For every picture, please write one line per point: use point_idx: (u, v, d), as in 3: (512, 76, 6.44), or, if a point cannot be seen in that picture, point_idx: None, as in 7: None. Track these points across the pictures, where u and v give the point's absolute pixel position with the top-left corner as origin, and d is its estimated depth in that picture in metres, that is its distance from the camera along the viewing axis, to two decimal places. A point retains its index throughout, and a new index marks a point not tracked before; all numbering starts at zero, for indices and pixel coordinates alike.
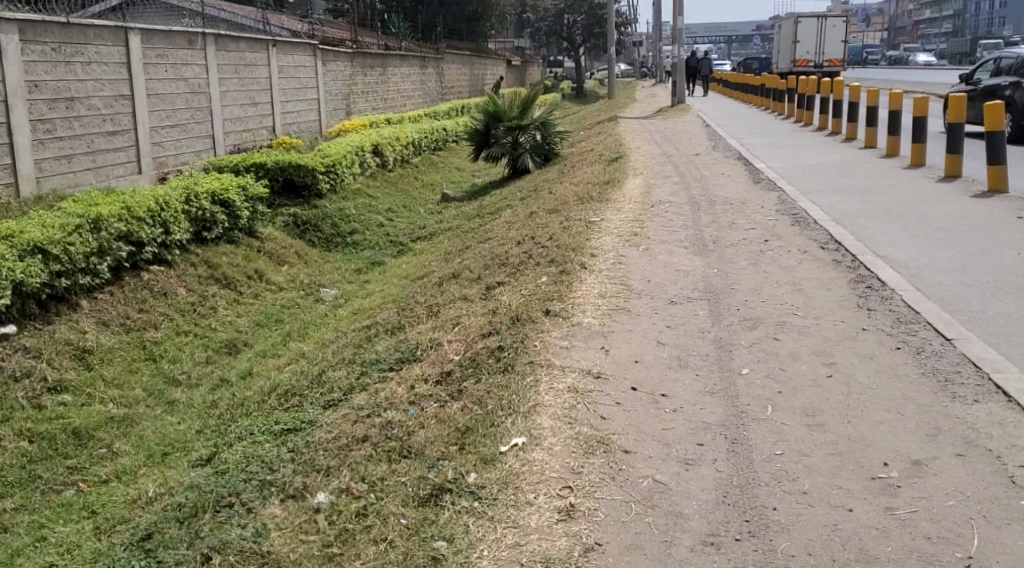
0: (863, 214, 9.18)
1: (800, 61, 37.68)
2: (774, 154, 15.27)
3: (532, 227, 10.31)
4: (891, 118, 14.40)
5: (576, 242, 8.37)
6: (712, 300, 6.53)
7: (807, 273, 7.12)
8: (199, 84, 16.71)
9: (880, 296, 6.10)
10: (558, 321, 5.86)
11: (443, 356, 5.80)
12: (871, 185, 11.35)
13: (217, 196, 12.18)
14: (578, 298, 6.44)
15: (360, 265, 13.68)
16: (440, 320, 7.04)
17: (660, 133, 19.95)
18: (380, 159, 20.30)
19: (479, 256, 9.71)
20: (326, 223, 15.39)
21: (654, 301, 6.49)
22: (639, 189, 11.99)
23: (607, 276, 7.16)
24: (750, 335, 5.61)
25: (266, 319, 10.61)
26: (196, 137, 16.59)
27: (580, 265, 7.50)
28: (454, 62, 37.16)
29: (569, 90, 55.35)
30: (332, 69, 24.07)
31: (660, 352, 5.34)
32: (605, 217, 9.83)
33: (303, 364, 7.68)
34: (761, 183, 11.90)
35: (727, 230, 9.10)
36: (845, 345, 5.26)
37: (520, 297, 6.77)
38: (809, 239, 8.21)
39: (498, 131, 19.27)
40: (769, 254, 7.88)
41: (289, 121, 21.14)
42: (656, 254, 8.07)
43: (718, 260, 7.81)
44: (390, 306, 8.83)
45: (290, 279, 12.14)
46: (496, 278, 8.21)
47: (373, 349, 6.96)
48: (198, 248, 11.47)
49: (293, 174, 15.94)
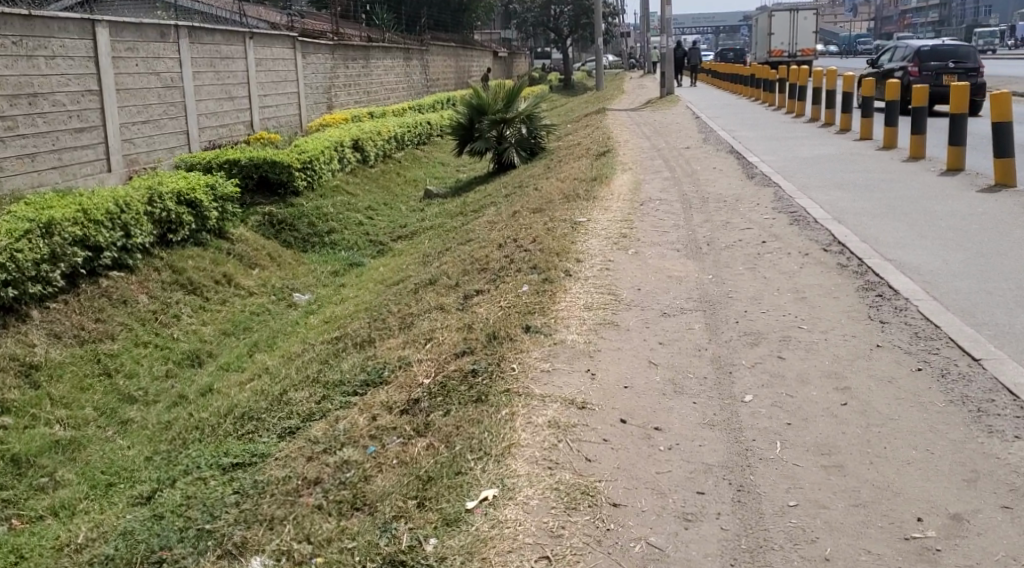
0: (865, 212, 8.65)
1: (774, 51, 38.34)
2: (767, 147, 14.74)
3: (515, 228, 9.73)
4: (889, 110, 13.87)
5: (561, 246, 7.79)
6: (708, 311, 5.97)
7: (811, 278, 6.57)
8: (172, 79, 16.03)
9: (894, 307, 5.56)
10: (539, 339, 5.28)
11: (412, 379, 5.22)
12: (871, 179, 10.82)
13: (183, 196, 11.56)
14: (561, 310, 5.87)
15: (337, 267, 13.12)
16: (413, 335, 6.47)
17: (649, 125, 19.38)
18: (361, 154, 19.68)
19: (459, 260, 9.14)
20: (302, 223, 14.80)
21: (645, 313, 5.92)
22: (628, 186, 11.43)
23: (594, 285, 6.59)
24: (752, 353, 5.05)
25: (233, 328, 10.03)
26: (170, 134, 15.92)
27: (565, 272, 6.93)
28: (439, 54, 36.49)
29: (556, 82, 54.72)
30: (313, 61, 23.40)
31: (653, 376, 4.78)
32: (592, 217, 9.27)
33: (265, 381, 7.09)
34: (755, 178, 11.34)
35: (722, 230, 8.55)
36: (859, 366, 4.71)
37: (498, 309, 6.20)
38: (811, 240, 7.67)
39: (482, 124, 18.71)
40: (768, 258, 7.32)
41: (267, 116, 20.49)
42: (646, 258, 7.50)
43: (713, 265, 7.25)
44: (363, 315, 8.24)
45: (261, 284, 11.56)
46: (474, 285, 7.64)
47: (339, 367, 6.37)
48: (162, 252, 10.85)
49: (268, 171, 15.35)
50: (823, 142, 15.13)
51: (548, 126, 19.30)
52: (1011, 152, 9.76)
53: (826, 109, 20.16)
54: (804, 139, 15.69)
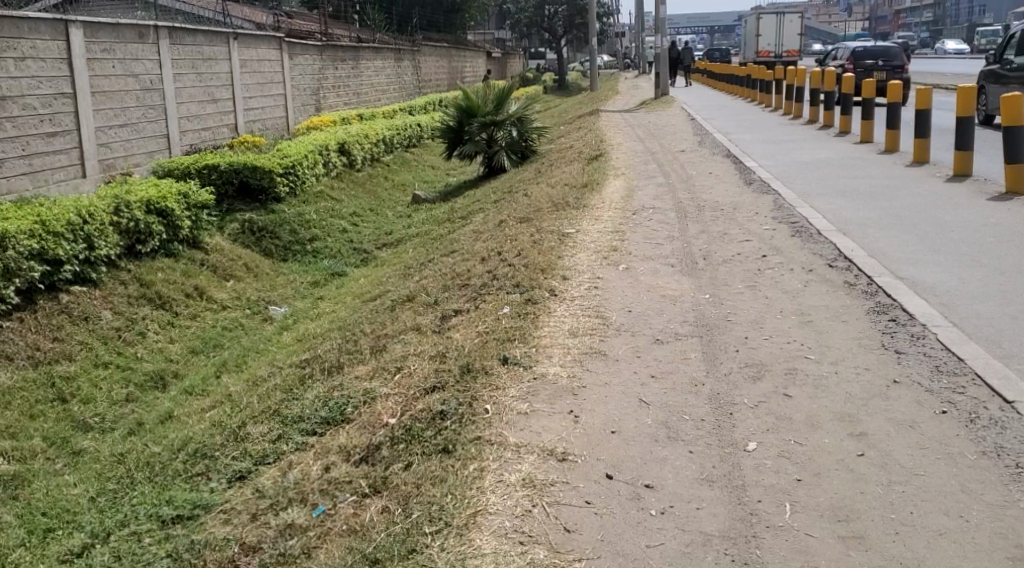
0: (871, 221, 8.13)
1: (761, 52, 38.53)
2: (766, 150, 14.23)
3: (501, 239, 9.20)
4: (890, 112, 13.37)
5: (546, 261, 7.26)
6: (705, 337, 5.44)
7: (816, 298, 6.05)
8: (151, 80, 15.47)
9: (910, 334, 5.04)
10: (518, 373, 4.74)
11: (375, 418, 4.69)
12: (875, 185, 10.30)
13: (152, 204, 11.01)
14: (543, 338, 5.33)
15: (317, 277, 12.59)
16: (382, 362, 5.94)
17: (643, 127, 18.86)
18: (348, 158, 19.13)
19: (439, 275, 8.62)
20: (284, 230, 14.30)
21: (636, 340, 5.40)
22: (620, 193, 10.90)
23: (580, 307, 6.06)
24: (755, 390, 4.52)
25: (202, 345, 9.50)
26: (149, 137, 15.35)
27: (550, 292, 6.41)
28: (431, 54, 35.96)
29: (550, 83, 54.15)
30: (300, 63, 22.82)
31: (644, 418, 4.25)
32: (581, 227, 8.76)
33: (226, 410, 6.55)
34: (753, 185, 10.83)
35: (719, 242, 8.03)
36: (875, 406, 4.19)
37: (475, 336, 5.66)
38: (815, 255, 7.14)
39: (471, 127, 18.18)
40: (768, 275, 6.80)
41: (253, 118, 19.92)
42: (638, 274, 6.98)
43: (710, 282, 6.72)
44: (335, 335, 7.71)
45: (235, 297, 11.02)
46: (454, 304, 7.11)
47: (303, 398, 5.84)
48: (130, 264, 10.30)
49: (249, 177, 14.83)
50: (822, 145, 14.65)
51: (539, 128, 18.75)
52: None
53: (825, 112, 19.68)
54: (802, 142, 15.19)
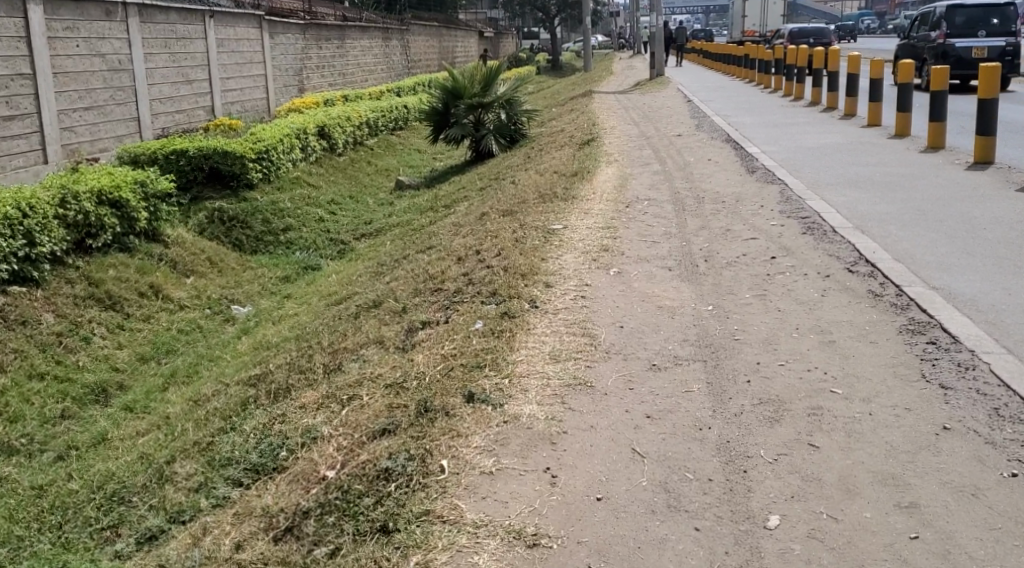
0: (889, 217, 7.30)
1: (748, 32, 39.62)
2: (768, 135, 13.38)
3: (482, 235, 8.38)
4: (900, 94, 12.50)
5: (528, 264, 6.44)
6: (709, 362, 4.61)
7: (838, 311, 5.22)
8: (121, 61, 14.50)
9: (956, 364, 4.23)
10: (485, 415, 3.90)
11: (311, 468, 3.87)
12: (889, 174, 9.48)
13: (105, 195, 10.14)
14: (519, 365, 4.50)
15: (289, 271, 11.77)
16: (333, 386, 5.11)
17: (637, 109, 17.99)
18: (328, 142, 18.25)
19: (412, 275, 7.78)
20: (256, 220, 13.47)
21: (627, 367, 4.57)
22: (613, 183, 10.06)
23: (564, 322, 5.23)
24: (772, 438, 3.70)
25: (153, 351, 8.67)
26: (117, 121, 14.40)
27: (530, 303, 5.59)
28: (421, 34, 34.88)
29: (543, 63, 53.05)
30: (282, 42, 21.81)
31: (638, 476, 3.43)
32: (569, 223, 7.94)
33: (159, 438, 5.72)
34: (756, 174, 10.00)
35: (722, 241, 7.20)
36: (923, 467, 3.40)
37: (440, 358, 4.82)
38: (830, 257, 6.31)
39: (458, 109, 17.28)
40: (777, 281, 5.97)
41: (231, 100, 18.96)
42: (631, 280, 6.17)
43: (713, 289, 5.89)
44: (291, 345, 6.89)
45: (194, 295, 10.20)
46: (423, 313, 6.29)
47: (239, 430, 5.01)
48: (78, 260, 9.45)
49: (219, 162, 13.97)
50: (828, 128, 13.82)
51: (529, 111, 17.86)
52: None
53: (827, 94, 18.89)
54: (804, 126, 14.36)
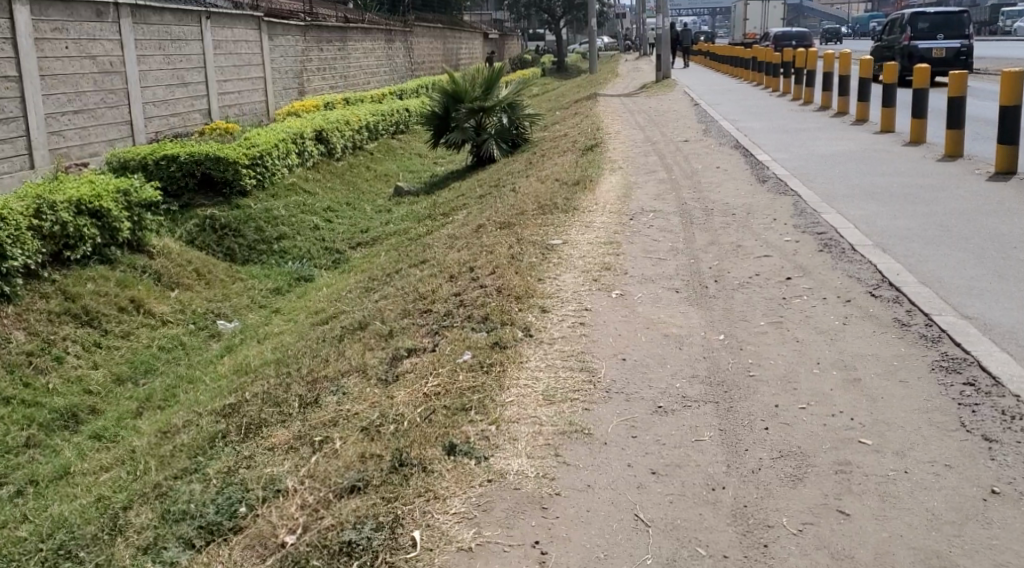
0: (911, 233, 6.82)
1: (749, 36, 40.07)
2: (779, 141, 12.90)
3: (477, 249, 7.90)
4: (916, 99, 12.02)
5: (523, 285, 5.99)
6: (721, 404, 4.13)
7: (863, 344, 4.73)
8: (113, 63, 14.05)
9: (999, 412, 3.75)
10: (468, 472, 3.44)
11: (270, 528, 3.42)
12: (908, 184, 8.99)
13: (84, 204, 9.73)
14: (508, 408, 4.02)
15: (280, 282, 11.33)
16: (307, 424, 4.67)
17: (643, 113, 17.52)
18: (326, 146, 17.81)
19: (403, 293, 7.30)
20: (248, 229, 13.05)
21: (629, 409, 4.09)
22: (616, 193, 9.59)
23: (559, 354, 4.76)
24: (794, 503, 3.24)
25: (130, 373, 8.24)
26: (109, 124, 13.94)
27: (524, 332, 5.11)
28: (425, 35, 34.44)
29: (548, 65, 52.48)
30: (282, 44, 21.37)
31: (641, 555, 2.98)
32: (569, 238, 7.48)
33: (120, 479, 5.27)
34: (767, 184, 9.53)
35: (732, 259, 6.73)
36: (973, 542, 2.95)
37: (423, 395, 4.36)
38: (850, 280, 5.83)
39: (459, 113, 16.78)
40: (793, 306, 5.50)
41: (229, 103, 18.50)
42: (634, 304, 5.70)
43: (724, 316, 5.42)
44: (271, 371, 6.43)
45: (178, 310, 9.76)
46: (409, 338, 5.82)
47: (201, 475, 4.56)
48: (54, 273, 9.03)
49: (211, 168, 13.56)
50: (840, 134, 13.33)
51: (532, 115, 17.38)
52: None
53: (838, 98, 18.41)
54: (815, 132, 13.88)
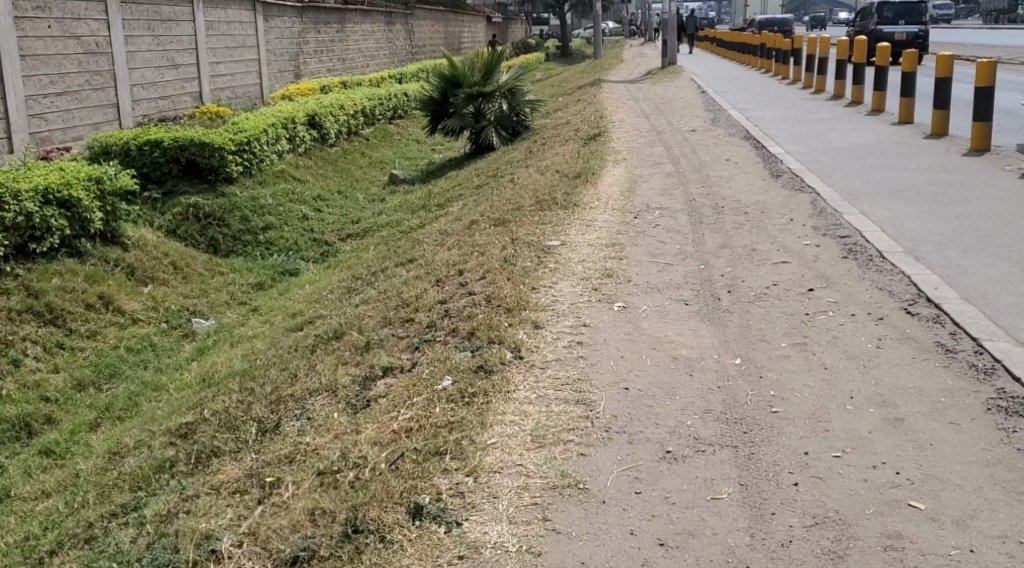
0: (945, 238, 6.19)
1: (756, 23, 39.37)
2: (792, 132, 12.26)
3: (468, 249, 7.28)
4: (939, 89, 11.33)
5: (515, 296, 5.37)
6: (740, 450, 3.51)
7: (903, 375, 4.11)
8: (99, 43, 13.33)
9: None
10: (438, 549, 2.85)
11: None
12: (934, 181, 8.35)
13: (53, 193, 9.06)
14: (490, 453, 3.42)
15: (262, 277, 10.71)
16: (261, 460, 4.06)
17: (649, 101, 16.85)
18: (320, 132, 17.15)
19: (386, 297, 6.68)
20: (233, 218, 12.43)
21: (632, 455, 3.48)
22: (619, 187, 8.98)
23: (552, 382, 4.14)
24: None
25: (94, 377, 7.65)
26: (94, 107, 13.24)
27: (514, 352, 4.50)
28: (426, 18, 33.60)
29: (551, 51, 51.59)
30: (277, 25, 20.64)
31: None
32: (567, 238, 6.86)
33: (56, 513, 4.69)
34: (782, 179, 8.89)
35: (745, 266, 6.11)
36: None
37: (392, 431, 3.75)
38: (881, 293, 5.22)
39: (457, 99, 16.11)
40: (817, 324, 4.88)
41: (221, 86, 17.79)
42: (638, 319, 5.09)
43: (739, 335, 4.80)
44: (236, 384, 5.83)
45: (150, 307, 9.15)
46: (386, 354, 5.21)
47: (139, 520, 3.97)
48: (17, 269, 8.40)
49: (196, 154, 12.90)
50: (856, 125, 12.68)
51: (532, 101, 16.72)
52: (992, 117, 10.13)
53: (849, 86, 17.78)
54: (829, 122, 13.23)
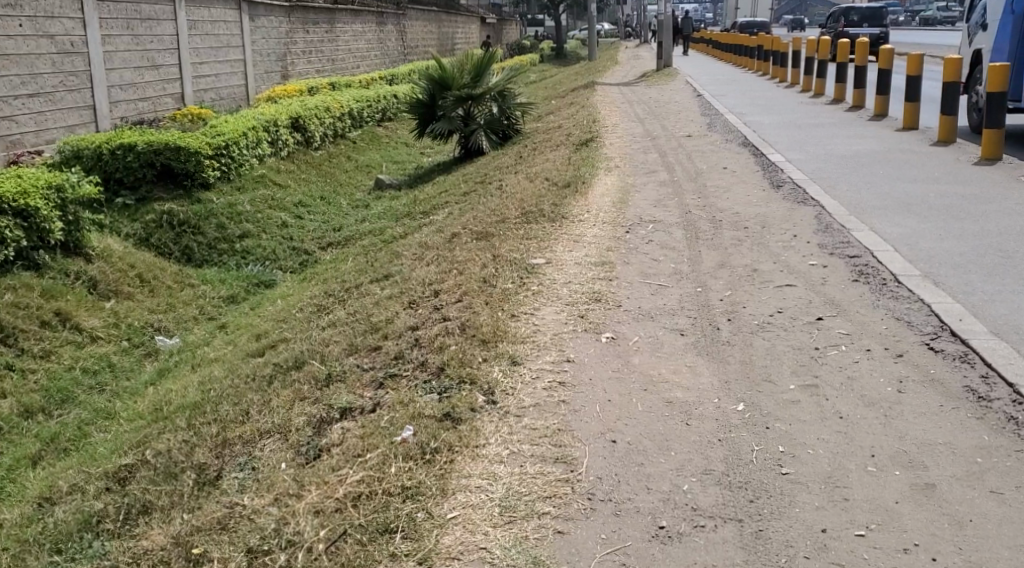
0: (964, 260, 5.69)
1: None
2: (792, 139, 11.73)
3: (447, 266, 6.74)
4: (946, 94, 10.82)
5: (492, 325, 4.83)
6: (745, 524, 3.02)
7: (932, 427, 3.61)
8: (74, 43, 12.58)
9: None
10: None
11: None
12: (946, 194, 7.84)
13: (8, 203, 8.48)
14: (448, 533, 2.96)
15: (235, 289, 10.15)
16: (191, 524, 3.53)
17: (643, 104, 16.33)
18: (304, 135, 16.56)
19: (355, 319, 6.13)
20: (209, 227, 11.86)
21: (619, 530, 3.00)
22: (612, 197, 8.43)
23: (528, 432, 3.62)
24: None
25: (43, 403, 7.08)
26: (69, 109, 12.53)
27: (486, 395, 3.96)
28: (419, 19, 32.99)
29: (545, 52, 51.03)
30: (263, 25, 20.03)
31: None
32: (553, 255, 6.32)
33: None
34: (783, 190, 8.36)
35: (746, 289, 5.57)
36: None
37: (337, 496, 3.22)
38: (898, 324, 4.69)
39: (446, 101, 15.53)
40: (828, 360, 4.35)
41: (204, 87, 17.16)
42: (628, 352, 4.55)
43: (742, 372, 4.27)
44: (184, 419, 5.29)
45: (111, 324, 8.59)
46: (346, 390, 4.66)
47: None
48: None
49: (172, 160, 12.26)
50: (858, 131, 12.17)
51: (524, 104, 16.17)
52: (1003, 125, 9.64)
53: (848, 90, 17.29)
54: (830, 128, 12.71)
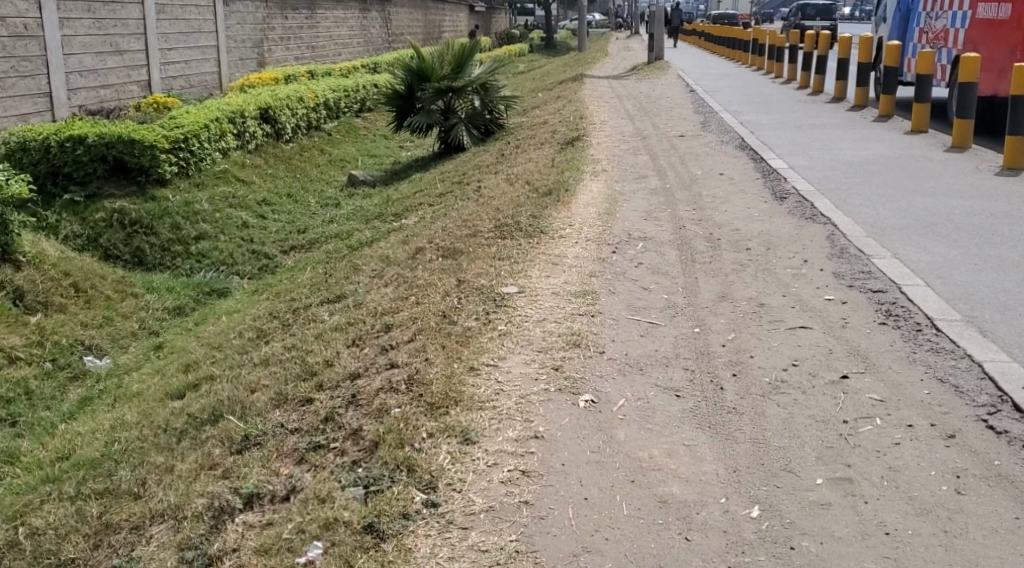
0: (1009, 300, 4.82)
1: None
2: (794, 141, 10.85)
3: (405, 291, 5.82)
4: (962, 96, 9.94)
5: (443, 381, 3.92)
6: None
7: (1010, 556, 2.74)
8: (29, 26, 11.48)
9: None
10: None
11: None
12: (971, 211, 6.99)
13: None
14: None
15: (183, 299, 9.20)
16: None
17: (634, 99, 15.40)
18: (274, 126, 15.54)
19: (291, 355, 5.21)
20: (162, 227, 10.85)
21: None
22: (598, 208, 7.51)
23: (477, 558, 2.75)
24: None
25: None
26: (21, 97, 11.45)
27: (427, 494, 3.07)
28: (405, 6, 31.86)
29: (535, 42, 49.98)
30: (238, 10, 18.92)
31: None
32: (526, 282, 5.41)
33: None
34: (787, 203, 7.48)
35: (754, 331, 4.67)
36: None
37: None
38: (944, 389, 3.81)
39: (425, 93, 14.52)
40: (863, 439, 3.46)
41: (173, 75, 16.07)
42: (612, 422, 3.67)
43: (756, 455, 3.38)
44: (74, 485, 4.43)
45: (35, 342, 7.65)
46: (256, 463, 3.75)
47: None
48: None
49: (125, 153, 11.23)
50: (863, 134, 11.29)
51: (508, 98, 15.19)
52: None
53: (850, 89, 16.41)
54: (833, 129, 11.84)
